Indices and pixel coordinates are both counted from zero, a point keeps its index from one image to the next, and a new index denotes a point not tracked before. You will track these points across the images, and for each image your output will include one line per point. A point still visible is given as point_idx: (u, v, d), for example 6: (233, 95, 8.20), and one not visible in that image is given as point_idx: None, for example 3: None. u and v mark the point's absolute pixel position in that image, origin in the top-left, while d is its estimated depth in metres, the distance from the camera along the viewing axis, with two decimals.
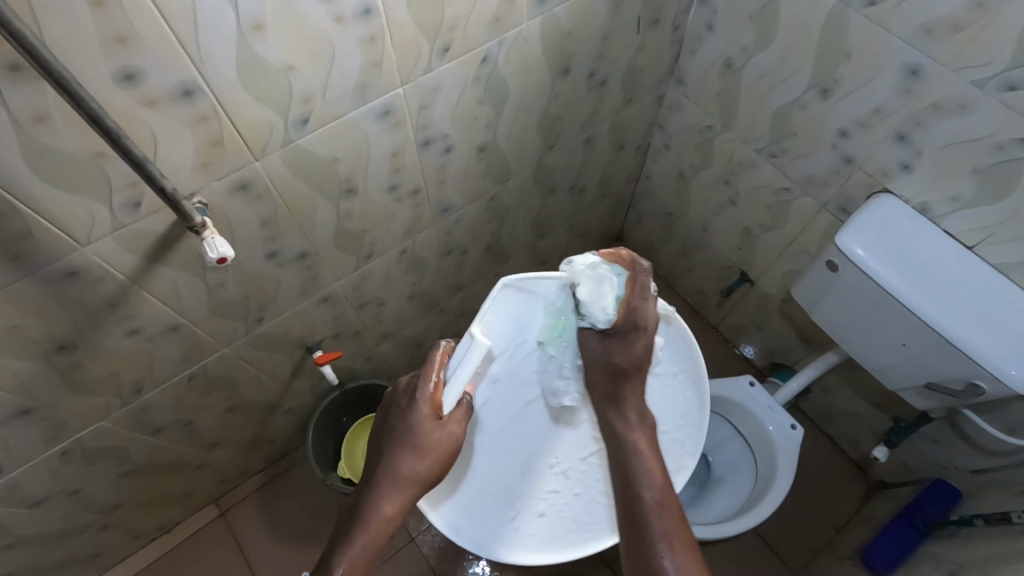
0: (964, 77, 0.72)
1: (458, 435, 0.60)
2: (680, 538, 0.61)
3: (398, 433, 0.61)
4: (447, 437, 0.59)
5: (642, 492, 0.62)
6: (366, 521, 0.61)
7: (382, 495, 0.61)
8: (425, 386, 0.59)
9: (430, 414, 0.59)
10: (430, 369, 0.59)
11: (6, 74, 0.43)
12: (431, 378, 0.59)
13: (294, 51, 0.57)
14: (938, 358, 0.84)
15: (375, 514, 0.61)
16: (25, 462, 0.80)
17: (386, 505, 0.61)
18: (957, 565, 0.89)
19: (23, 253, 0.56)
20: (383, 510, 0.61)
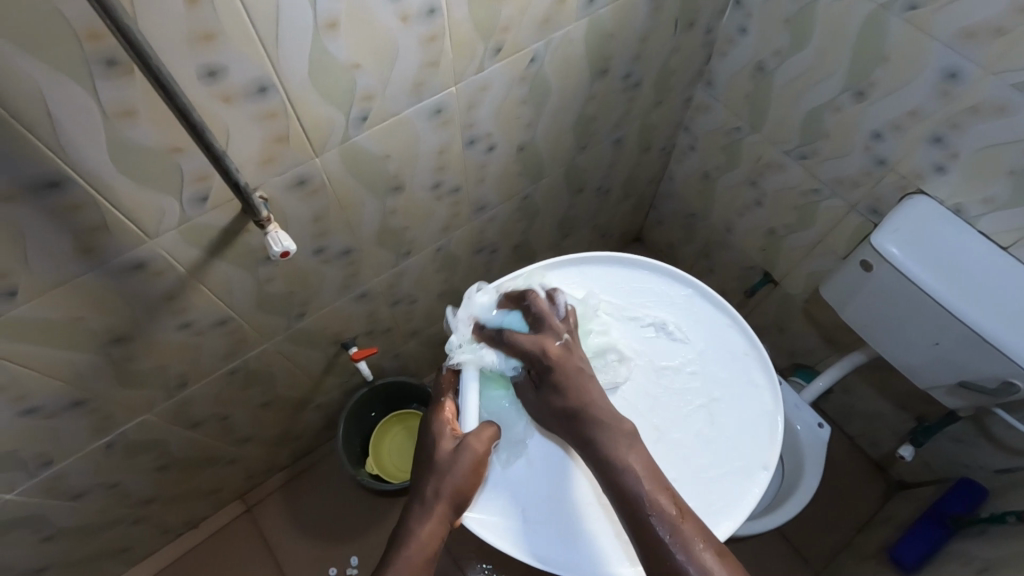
0: (1004, 81, 0.73)
1: (481, 451, 0.64)
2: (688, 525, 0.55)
3: (423, 453, 0.66)
4: (466, 450, 0.63)
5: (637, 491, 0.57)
6: (403, 546, 0.61)
7: (416, 520, 0.62)
8: (437, 409, 0.68)
9: (450, 433, 0.66)
10: (441, 393, 0.69)
11: (102, 68, 0.45)
12: (443, 401, 0.69)
13: (360, 51, 0.58)
14: (972, 355, 0.86)
15: (412, 538, 0.61)
16: (73, 453, 0.81)
17: (419, 525, 0.62)
18: (987, 562, 0.90)
19: (95, 244, 0.57)
20: (418, 533, 0.62)
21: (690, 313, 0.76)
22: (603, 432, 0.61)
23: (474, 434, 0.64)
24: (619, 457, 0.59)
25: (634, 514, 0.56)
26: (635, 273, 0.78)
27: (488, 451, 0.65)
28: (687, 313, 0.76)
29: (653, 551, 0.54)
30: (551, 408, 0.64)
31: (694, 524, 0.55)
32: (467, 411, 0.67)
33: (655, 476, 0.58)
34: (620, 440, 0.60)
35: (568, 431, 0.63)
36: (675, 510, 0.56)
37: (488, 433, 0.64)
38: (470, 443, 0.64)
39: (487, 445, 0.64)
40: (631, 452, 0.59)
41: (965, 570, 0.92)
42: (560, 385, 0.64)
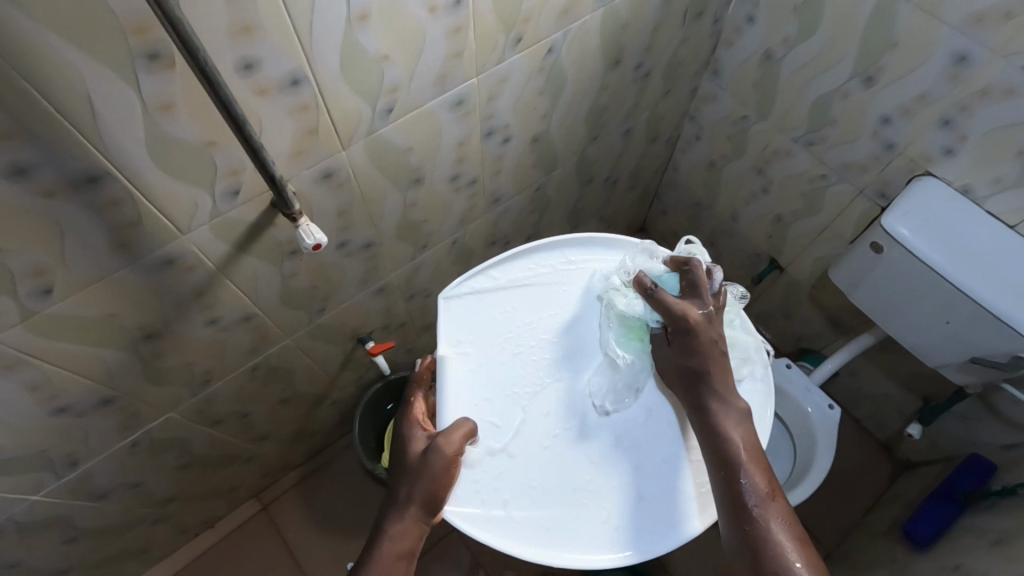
0: (1013, 63, 0.75)
1: (449, 450, 0.60)
2: (773, 501, 0.61)
3: (398, 453, 0.65)
4: (436, 453, 0.61)
5: (738, 475, 0.61)
6: (376, 547, 0.62)
7: (395, 519, 0.62)
8: (410, 408, 0.67)
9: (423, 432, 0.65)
10: (413, 390, 0.69)
11: (144, 62, 0.45)
12: (415, 398, 0.68)
13: (389, 43, 0.59)
14: (983, 333, 0.88)
15: (387, 539, 0.62)
16: (99, 453, 0.81)
17: (394, 524, 0.62)
18: (1001, 535, 0.92)
19: (131, 240, 0.57)
20: (390, 531, 0.62)
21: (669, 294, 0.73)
22: (717, 401, 0.64)
23: (445, 435, 0.61)
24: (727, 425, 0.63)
25: (732, 478, 0.61)
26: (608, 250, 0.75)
27: (462, 449, 0.61)
28: None
29: (740, 517, 0.60)
30: (675, 366, 0.66)
31: (779, 506, 0.61)
32: (445, 408, 0.64)
33: (755, 450, 0.63)
34: (731, 414, 0.64)
35: (687, 391, 0.66)
36: (768, 490, 0.61)
37: (460, 434, 0.61)
38: (443, 444, 0.61)
39: (458, 446, 0.61)
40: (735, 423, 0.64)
41: (979, 543, 0.95)
42: (694, 351, 0.66)
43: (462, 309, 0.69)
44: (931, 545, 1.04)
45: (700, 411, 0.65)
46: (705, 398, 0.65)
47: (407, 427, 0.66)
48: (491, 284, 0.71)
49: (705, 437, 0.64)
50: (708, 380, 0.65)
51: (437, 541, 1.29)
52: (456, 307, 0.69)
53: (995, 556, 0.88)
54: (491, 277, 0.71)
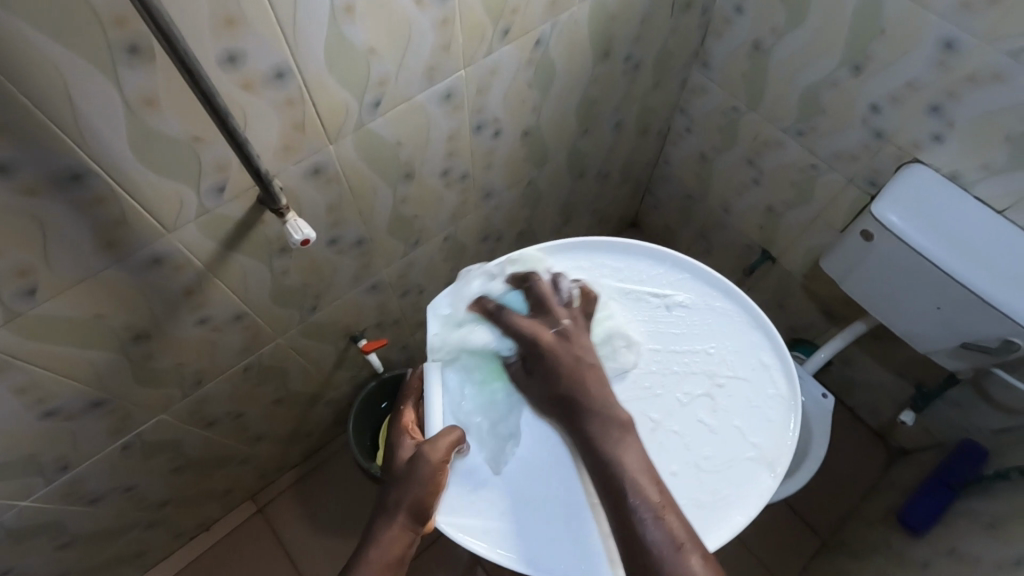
0: (1000, 48, 0.75)
1: (439, 455, 0.62)
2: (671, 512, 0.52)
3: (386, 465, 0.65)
4: (422, 458, 0.62)
5: (629, 495, 0.53)
6: (365, 554, 0.60)
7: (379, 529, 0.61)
8: (397, 414, 0.67)
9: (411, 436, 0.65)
10: (403, 398, 0.69)
11: (126, 56, 0.44)
12: (404, 406, 0.68)
13: (376, 35, 0.58)
14: (974, 318, 0.88)
15: (374, 545, 0.60)
16: (91, 456, 0.80)
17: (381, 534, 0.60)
18: (995, 518, 0.93)
19: (117, 239, 0.56)
20: (380, 538, 0.60)
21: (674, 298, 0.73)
22: (595, 418, 0.58)
23: (433, 441, 0.62)
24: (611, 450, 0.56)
25: (618, 501, 0.53)
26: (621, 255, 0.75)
27: (449, 457, 0.63)
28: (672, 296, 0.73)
29: (631, 538, 0.51)
30: (544, 395, 0.62)
31: (678, 520, 0.52)
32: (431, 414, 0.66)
33: (644, 466, 0.55)
34: (611, 427, 0.57)
35: (562, 415, 0.60)
36: (662, 504, 0.52)
37: (448, 440, 0.62)
38: (430, 450, 0.62)
39: (446, 453, 0.62)
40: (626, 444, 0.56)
41: (974, 527, 0.95)
42: (549, 371, 0.61)
43: (457, 326, 0.69)
44: (927, 531, 1.05)
45: (577, 429, 0.58)
46: (576, 413, 0.59)
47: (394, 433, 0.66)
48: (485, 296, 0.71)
49: (589, 456, 0.57)
50: (582, 384, 0.60)
51: (435, 540, 1.29)
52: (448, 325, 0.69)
53: (990, 539, 0.89)
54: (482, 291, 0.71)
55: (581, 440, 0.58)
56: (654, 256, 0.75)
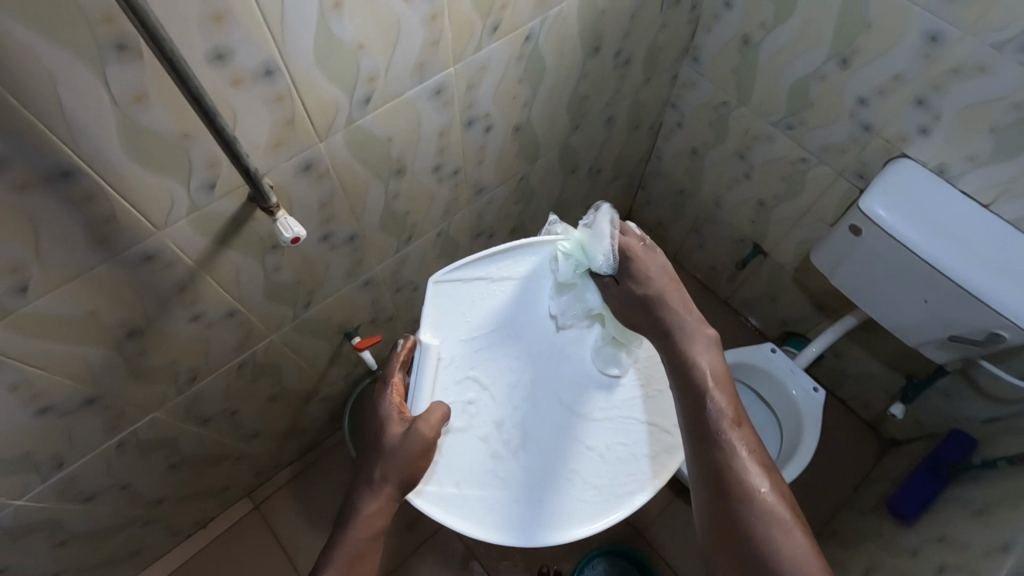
0: (984, 41, 0.77)
1: (426, 435, 0.63)
2: (740, 420, 0.63)
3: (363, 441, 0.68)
4: (414, 438, 0.63)
5: (708, 407, 0.63)
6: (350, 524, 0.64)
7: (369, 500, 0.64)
8: (386, 387, 0.68)
9: (397, 413, 0.66)
10: (392, 368, 0.68)
11: (113, 53, 0.45)
12: (392, 378, 0.68)
13: (365, 31, 0.59)
14: (959, 309, 0.90)
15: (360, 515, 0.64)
16: (86, 454, 0.80)
17: (365, 508, 0.64)
18: (982, 506, 0.94)
19: (108, 237, 0.57)
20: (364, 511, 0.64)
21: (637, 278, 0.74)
22: (674, 320, 0.69)
23: (423, 414, 0.64)
24: (722, 391, 0.64)
25: (696, 405, 0.64)
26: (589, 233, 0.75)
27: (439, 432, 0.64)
28: None
29: (703, 440, 0.62)
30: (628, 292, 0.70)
31: (747, 434, 0.62)
32: (420, 394, 0.67)
33: (723, 381, 0.65)
34: (698, 344, 0.68)
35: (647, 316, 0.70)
36: (734, 418, 0.62)
37: (438, 416, 0.64)
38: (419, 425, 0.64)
39: (436, 427, 0.64)
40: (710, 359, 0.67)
41: (962, 515, 0.97)
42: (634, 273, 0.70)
43: (443, 298, 0.69)
44: (917, 519, 1.06)
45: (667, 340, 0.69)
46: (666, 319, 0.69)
47: (385, 404, 0.67)
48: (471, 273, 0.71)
49: (675, 365, 0.67)
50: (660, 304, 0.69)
51: (431, 535, 1.29)
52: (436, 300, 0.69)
53: (977, 526, 0.90)
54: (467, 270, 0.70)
55: (668, 361, 0.68)
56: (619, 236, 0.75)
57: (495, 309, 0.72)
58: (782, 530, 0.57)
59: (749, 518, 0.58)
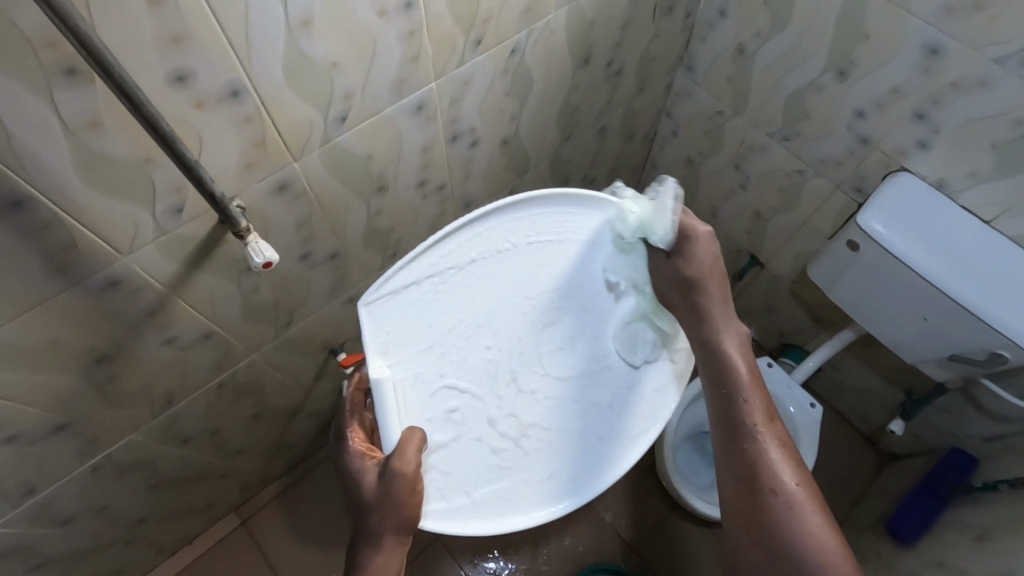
0: (985, 55, 0.74)
1: (411, 472, 0.59)
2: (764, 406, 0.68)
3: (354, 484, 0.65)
4: (397, 477, 0.59)
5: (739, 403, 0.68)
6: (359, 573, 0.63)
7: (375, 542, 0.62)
8: None
9: None
10: None
11: (61, 78, 0.43)
12: None
13: (338, 49, 0.56)
14: (959, 328, 0.87)
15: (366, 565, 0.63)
16: (58, 479, 0.78)
17: (373, 560, 0.63)
18: (983, 530, 0.92)
19: (68, 264, 0.54)
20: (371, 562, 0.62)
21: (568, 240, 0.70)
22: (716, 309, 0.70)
23: (396, 453, 0.59)
24: (747, 389, 0.69)
25: (734, 398, 0.69)
26: (520, 209, 0.67)
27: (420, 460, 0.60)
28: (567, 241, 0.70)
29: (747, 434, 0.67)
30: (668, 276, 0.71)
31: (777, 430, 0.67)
32: (388, 429, 0.61)
33: (755, 374, 0.70)
34: (721, 325, 0.70)
35: (684, 297, 0.70)
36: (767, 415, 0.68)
37: (414, 448, 0.59)
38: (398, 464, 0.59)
39: (416, 458, 0.59)
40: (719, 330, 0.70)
41: (962, 538, 0.94)
42: (688, 258, 0.69)
43: (381, 319, 0.63)
44: (918, 543, 1.04)
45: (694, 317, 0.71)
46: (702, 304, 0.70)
47: None
48: (403, 282, 0.64)
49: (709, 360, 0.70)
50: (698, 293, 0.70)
51: (421, 551, 1.26)
52: (376, 329, 0.63)
53: (977, 552, 0.88)
54: (402, 282, 0.64)
55: (699, 351, 0.71)
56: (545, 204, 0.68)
57: (455, 308, 0.66)
58: (772, 475, 0.65)
59: (779, 486, 0.64)
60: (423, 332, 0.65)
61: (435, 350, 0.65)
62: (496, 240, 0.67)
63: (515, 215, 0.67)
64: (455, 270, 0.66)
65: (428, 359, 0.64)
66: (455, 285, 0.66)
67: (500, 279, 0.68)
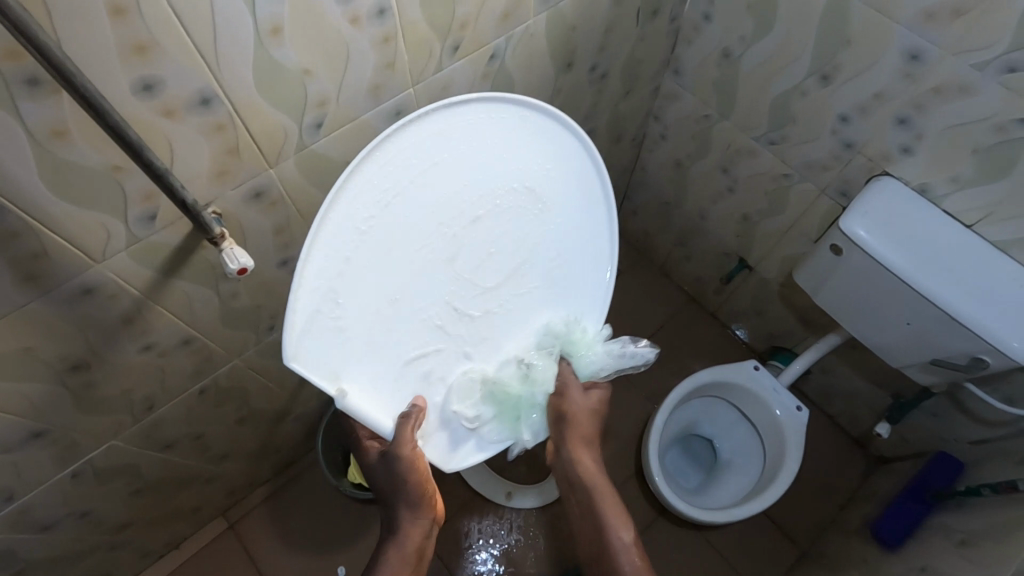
0: (965, 61, 0.74)
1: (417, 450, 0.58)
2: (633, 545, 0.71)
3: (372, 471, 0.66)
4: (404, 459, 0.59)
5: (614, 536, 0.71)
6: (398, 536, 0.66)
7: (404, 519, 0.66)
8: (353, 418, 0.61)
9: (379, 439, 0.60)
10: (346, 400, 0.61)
11: (24, 88, 0.42)
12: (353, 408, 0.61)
13: (310, 56, 0.56)
14: (942, 333, 0.87)
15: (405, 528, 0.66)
16: (37, 485, 0.77)
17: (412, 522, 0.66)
18: (967, 535, 0.92)
19: (39, 272, 0.54)
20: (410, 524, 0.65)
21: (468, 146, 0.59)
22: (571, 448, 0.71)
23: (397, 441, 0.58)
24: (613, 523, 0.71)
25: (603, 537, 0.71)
26: (413, 137, 0.56)
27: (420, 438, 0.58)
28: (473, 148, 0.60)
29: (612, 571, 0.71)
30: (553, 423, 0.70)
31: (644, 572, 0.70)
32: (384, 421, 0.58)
33: (609, 506, 0.72)
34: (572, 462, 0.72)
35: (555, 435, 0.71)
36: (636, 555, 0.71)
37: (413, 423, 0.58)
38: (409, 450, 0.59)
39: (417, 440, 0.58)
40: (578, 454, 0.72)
41: (946, 544, 0.94)
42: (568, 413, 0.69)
43: (311, 352, 0.53)
44: (902, 547, 1.04)
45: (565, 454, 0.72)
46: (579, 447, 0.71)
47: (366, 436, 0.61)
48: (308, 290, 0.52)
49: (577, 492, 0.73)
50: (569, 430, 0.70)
51: None
52: (306, 357, 0.52)
53: (960, 557, 0.88)
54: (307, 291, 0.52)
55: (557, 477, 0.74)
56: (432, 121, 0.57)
57: (383, 280, 0.57)
58: None
59: None
60: (347, 319, 0.55)
61: (377, 328, 0.57)
62: (388, 184, 0.56)
63: (408, 153, 0.56)
64: (368, 241, 0.55)
65: (373, 350, 0.57)
66: (367, 257, 0.56)
67: (414, 215, 0.58)
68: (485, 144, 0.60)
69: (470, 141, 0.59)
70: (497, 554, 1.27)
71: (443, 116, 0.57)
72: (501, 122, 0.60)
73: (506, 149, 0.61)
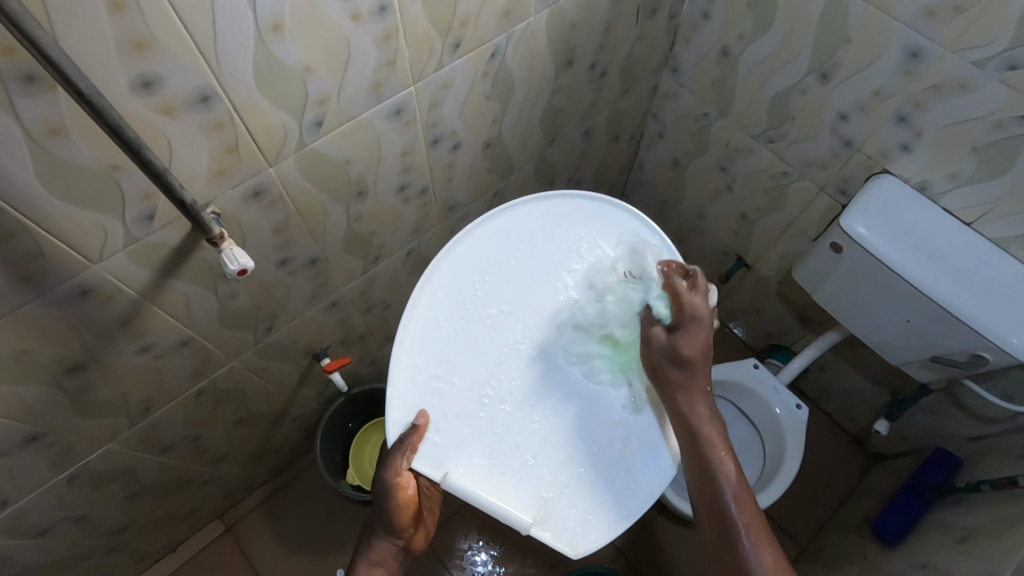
0: (965, 58, 0.74)
1: (396, 469, 0.62)
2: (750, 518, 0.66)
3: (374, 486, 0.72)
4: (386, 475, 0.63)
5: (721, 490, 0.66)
6: (362, 552, 0.70)
7: (378, 539, 0.69)
8: None
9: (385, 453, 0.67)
10: None
11: (20, 85, 0.41)
12: None
13: (311, 53, 0.55)
14: (942, 331, 0.88)
15: (369, 548, 0.69)
16: (32, 490, 0.76)
17: (378, 547, 0.69)
18: (966, 531, 0.92)
19: (34, 274, 0.53)
20: (373, 546, 0.69)
21: (550, 233, 0.71)
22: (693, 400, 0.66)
23: (390, 460, 0.62)
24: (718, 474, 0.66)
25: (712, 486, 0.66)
26: (493, 225, 0.69)
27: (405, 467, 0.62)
28: (549, 235, 0.71)
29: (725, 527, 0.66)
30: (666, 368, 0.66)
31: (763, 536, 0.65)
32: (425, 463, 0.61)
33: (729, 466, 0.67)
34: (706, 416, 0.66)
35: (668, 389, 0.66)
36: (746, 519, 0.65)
37: (402, 455, 0.61)
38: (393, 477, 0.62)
39: (402, 466, 0.62)
40: (691, 405, 0.66)
41: (945, 540, 0.95)
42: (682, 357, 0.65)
43: (405, 403, 0.62)
44: (901, 543, 1.04)
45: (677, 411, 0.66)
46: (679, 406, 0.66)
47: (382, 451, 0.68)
48: (404, 363, 0.63)
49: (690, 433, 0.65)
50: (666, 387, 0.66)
51: None
52: (399, 416, 0.62)
53: (960, 553, 0.88)
54: (407, 356, 0.63)
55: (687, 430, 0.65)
56: (511, 211, 0.70)
57: (475, 347, 0.65)
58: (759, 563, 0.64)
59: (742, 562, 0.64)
60: (441, 393, 0.63)
61: (465, 391, 0.63)
62: (471, 267, 0.68)
63: (492, 241, 0.69)
64: (461, 312, 0.66)
65: (459, 413, 0.63)
66: (458, 327, 0.65)
67: (498, 291, 0.67)
68: (543, 232, 0.71)
69: (533, 235, 0.70)
70: (494, 554, 1.26)
71: (489, 223, 0.69)
72: (576, 214, 0.72)
73: (545, 238, 0.70)
